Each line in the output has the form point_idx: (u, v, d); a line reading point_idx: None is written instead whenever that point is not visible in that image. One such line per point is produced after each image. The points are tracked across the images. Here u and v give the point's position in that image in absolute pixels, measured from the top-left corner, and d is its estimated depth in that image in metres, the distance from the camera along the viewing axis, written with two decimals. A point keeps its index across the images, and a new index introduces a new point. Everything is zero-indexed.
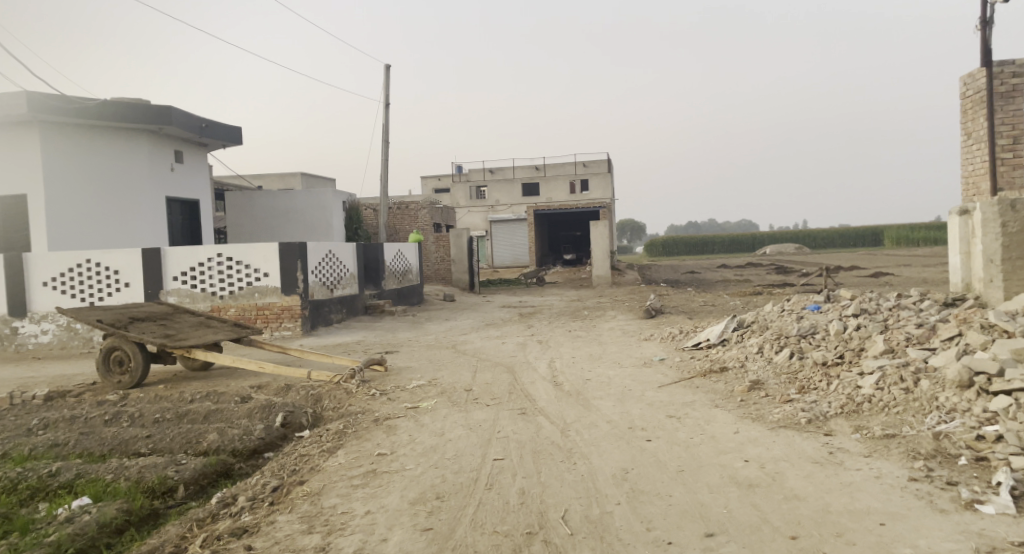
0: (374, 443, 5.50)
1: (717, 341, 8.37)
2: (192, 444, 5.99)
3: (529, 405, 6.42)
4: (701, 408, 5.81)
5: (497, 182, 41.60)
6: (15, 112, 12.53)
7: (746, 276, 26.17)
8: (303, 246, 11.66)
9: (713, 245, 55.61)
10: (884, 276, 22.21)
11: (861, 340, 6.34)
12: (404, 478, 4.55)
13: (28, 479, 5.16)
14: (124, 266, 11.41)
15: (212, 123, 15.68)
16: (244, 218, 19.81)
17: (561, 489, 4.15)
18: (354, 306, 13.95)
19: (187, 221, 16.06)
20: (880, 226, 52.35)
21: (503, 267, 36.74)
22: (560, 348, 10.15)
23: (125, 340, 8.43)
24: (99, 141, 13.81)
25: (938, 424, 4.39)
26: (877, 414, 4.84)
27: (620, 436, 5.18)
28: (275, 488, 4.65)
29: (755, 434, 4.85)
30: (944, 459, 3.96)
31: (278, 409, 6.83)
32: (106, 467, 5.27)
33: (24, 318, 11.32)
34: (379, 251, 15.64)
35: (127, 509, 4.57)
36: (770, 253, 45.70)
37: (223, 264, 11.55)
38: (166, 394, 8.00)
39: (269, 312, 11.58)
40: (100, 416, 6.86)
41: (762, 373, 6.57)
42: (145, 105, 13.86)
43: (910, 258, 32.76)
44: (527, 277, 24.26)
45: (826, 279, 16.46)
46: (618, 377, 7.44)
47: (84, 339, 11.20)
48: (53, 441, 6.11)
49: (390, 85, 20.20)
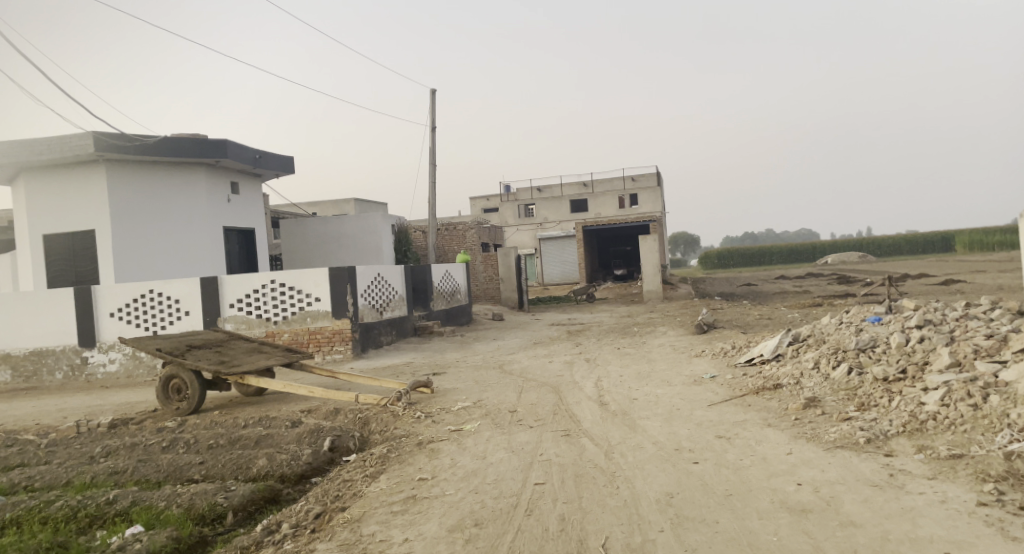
0: (416, 467, 5.47)
1: (771, 357, 8.06)
2: (242, 470, 6.09)
3: (573, 427, 6.30)
4: (752, 428, 5.58)
5: (545, 199, 41.62)
6: (82, 152, 13.18)
7: (805, 288, 25.30)
8: (352, 270, 11.85)
9: (770, 255, 54.15)
10: (955, 283, 21.08)
11: (925, 354, 5.99)
12: (444, 504, 4.49)
13: (87, 507, 5.32)
14: (184, 295, 11.82)
15: (266, 155, 16.19)
16: (298, 245, 20.33)
17: (603, 515, 4.02)
18: (403, 328, 14.08)
19: (244, 250, 16.56)
20: (949, 232, 50.04)
21: (554, 285, 36.67)
22: (608, 366, 9.98)
23: (182, 367, 8.68)
24: (160, 176, 14.41)
25: (1009, 443, 4.07)
26: (942, 433, 4.53)
27: (666, 458, 5.01)
28: (318, 515, 4.66)
29: (809, 455, 4.61)
30: (1016, 481, 3.66)
31: (326, 433, 6.89)
32: (160, 495, 5.39)
33: (93, 348, 11.82)
34: (426, 272, 15.79)
35: (176, 536, 4.64)
36: (831, 262, 44.12)
37: (277, 290, 11.83)
38: (220, 419, 8.19)
39: (321, 336, 11.78)
40: (158, 443, 7.05)
41: (818, 390, 6.26)
42: (202, 139, 14.42)
43: (984, 264, 30.99)
44: (577, 294, 24.10)
45: (892, 288, 15.76)
46: (666, 396, 7.24)
47: (148, 367, 11.63)
48: (113, 469, 6.30)
49: (435, 109, 20.52)
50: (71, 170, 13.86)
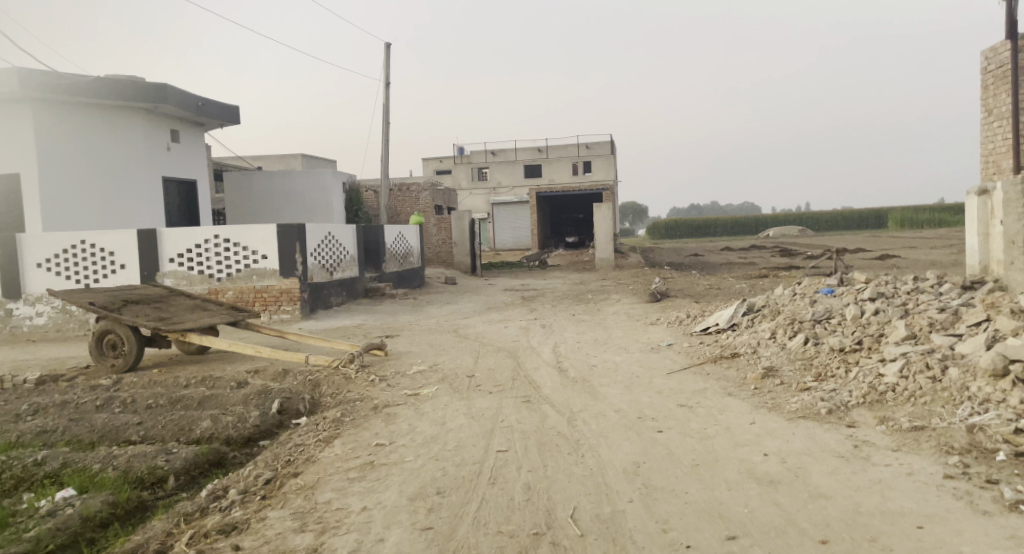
0: (373, 432, 5.27)
1: (727, 326, 8.10)
2: (184, 432, 5.77)
3: (533, 393, 6.20)
4: (713, 396, 5.58)
5: (500, 164, 41.04)
6: (6, 88, 12.18)
7: (751, 259, 25.91)
8: (301, 228, 11.40)
9: (716, 228, 55.28)
10: (891, 258, 21.94)
11: (880, 326, 6.07)
12: (403, 472, 4.32)
13: (13, 468, 4.93)
14: (119, 247, 11.14)
15: (209, 102, 15.35)
16: (242, 200, 19.50)
17: (569, 485, 3.91)
18: (354, 289, 13.70)
19: (184, 202, 15.74)
20: (884, 209, 51.86)
21: (506, 250, 36.66)
22: (565, 333, 9.91)
23: (118, 323, 8.19)
24: (92, 119, 13.48)
25: (971, 416, 4.13)
26: (902, 404, 4.59)
27: (630, 426, 4.94)
28: (268, 480, 4.41)
29: (773, 425, 4.61)
30: (980, 454, 3.72)
31: (274, 394, 6.59)
32: (95, 456, 5.03)
33: (19, 300, 11.09)
34: (379, 233, 15.35)
35: (112, 501, 4.31)
36: (775, 236, 45.33)
37: (221, 245, 11.29)
38: (160, 378, 7.77)
39: (267, 295, 11.33)
40: (92, 401, 6.63)
41: (775, 359, 6.31)
42: (140, 83, 13.54)
43: (915, 240, 32.33)
44: (529, 260, 24.11)
45: (836, 261, 16.18)
46: (625, 363, 7.21)
47: (79, 322, 10.98)
48: (42, 428, 5.88)
49: (390, 64, 19.85)
50: None
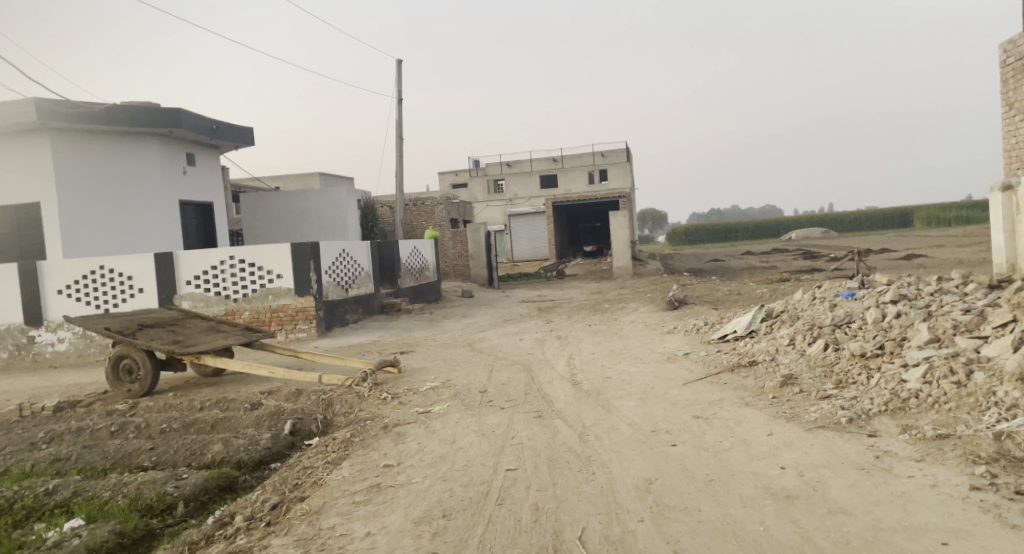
0: (382, 452, 5.19)
1: (745, 333, 7.92)
2: (196, 457, 5.73)
3: (545, 407, 6.08)
4: (729, 407, 5.42)
5: (515, 174, 41.08)
6: (24, 119, 12.40)
7: (772, 263, 25.53)
8: (315, 246, 11.41)
9: (737, 232, 54.70)
10: (917, 258, 21.42)
11: (902, 329, 5.87)
12: (409, 494, 4.23)
13: (24, 498, 4.92)
14: (138, 271, 11.25)
15: (223, 125, 15.52)
16: (260, 220, 19.67)
17: (578, 505, 3.79)
18: (370, 306, 13.68)
19: (201, 224, 15.89)
20: (909, 207, 50.92)
21: (524, 261, 36.62)
22: (581, 344, 9.78)
23: (133, 347, 8.22)
24: (109, 146, 13.67)
25: (998, 423, 3.95)
26: (926, 412, 4.41)
27: (643, 440, 4.81)
28: (275, 505, 4.35)
29: (791, 436, 4.45)
30: (1009, 463, 3.54)
31: (286, 415, 6.54)
32: (105, 484, 5.00)
33: (40, 327, 11.23)
34: (393, 248, 15.33)
35: (119, 530, 4.27)
36: (796, 239, 44.70)
37: (236, 266, 11.34)
38: (176, 401, 7.77)
39: (283, 315, 11.35)
40: (106, 427, 6.62)
41: (794, 366, 6.13)
42: (154, 108, 13.71)
43: (942, 239, 31.59)
44: (547, 270, 23.98)
45: (859, 263, 15.83)
46: (640, 374, 7.05)
47: (100, 346, 11.08)
48: (55, 456, 5.88)
49: (400, 81, 19.96)
50: (12, 140, 13.09)
